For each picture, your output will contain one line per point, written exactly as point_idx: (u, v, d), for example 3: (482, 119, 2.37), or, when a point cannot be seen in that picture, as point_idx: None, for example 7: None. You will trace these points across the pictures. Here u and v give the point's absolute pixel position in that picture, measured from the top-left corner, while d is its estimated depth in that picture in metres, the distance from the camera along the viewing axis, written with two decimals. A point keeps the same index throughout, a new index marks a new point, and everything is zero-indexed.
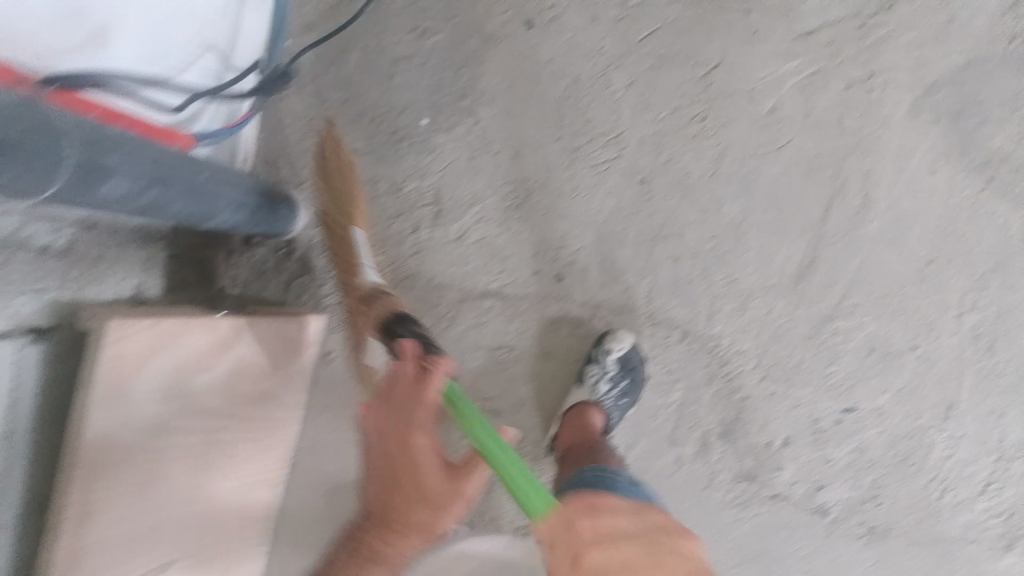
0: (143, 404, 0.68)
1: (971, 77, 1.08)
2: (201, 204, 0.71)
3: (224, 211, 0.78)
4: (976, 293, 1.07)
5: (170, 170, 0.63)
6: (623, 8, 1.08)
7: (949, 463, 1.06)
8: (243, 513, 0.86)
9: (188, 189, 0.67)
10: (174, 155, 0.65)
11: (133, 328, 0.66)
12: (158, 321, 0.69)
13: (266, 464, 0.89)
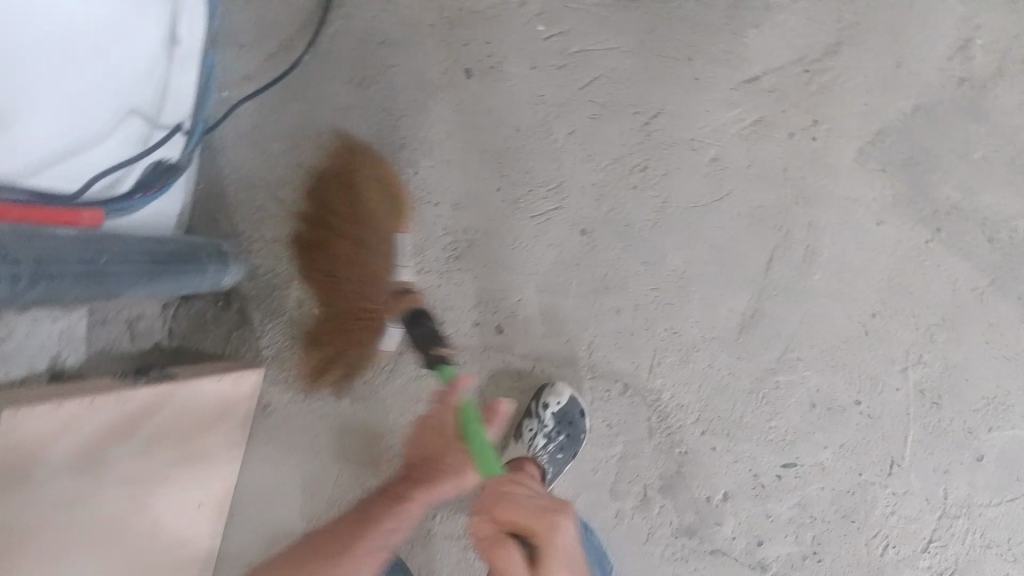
0: (42, 485, 0.79)
1: (920, 124, 1.07)
2: (105, 290, 0.78)
3: (137, 284, 0.83)
4: (922, 346, 1.07)
5: (57, 265, 0.68)
6: (563, 56, 1.07)
7: (892, 519, 1.07)
8: (178, 541, 0.98)
9: (85, 280, 0.73)
10: (54, 246, 0.68)
11: (23, 421, 0.76)
12: (53, 411, 0.78)
13: (198, 499, 1.00)
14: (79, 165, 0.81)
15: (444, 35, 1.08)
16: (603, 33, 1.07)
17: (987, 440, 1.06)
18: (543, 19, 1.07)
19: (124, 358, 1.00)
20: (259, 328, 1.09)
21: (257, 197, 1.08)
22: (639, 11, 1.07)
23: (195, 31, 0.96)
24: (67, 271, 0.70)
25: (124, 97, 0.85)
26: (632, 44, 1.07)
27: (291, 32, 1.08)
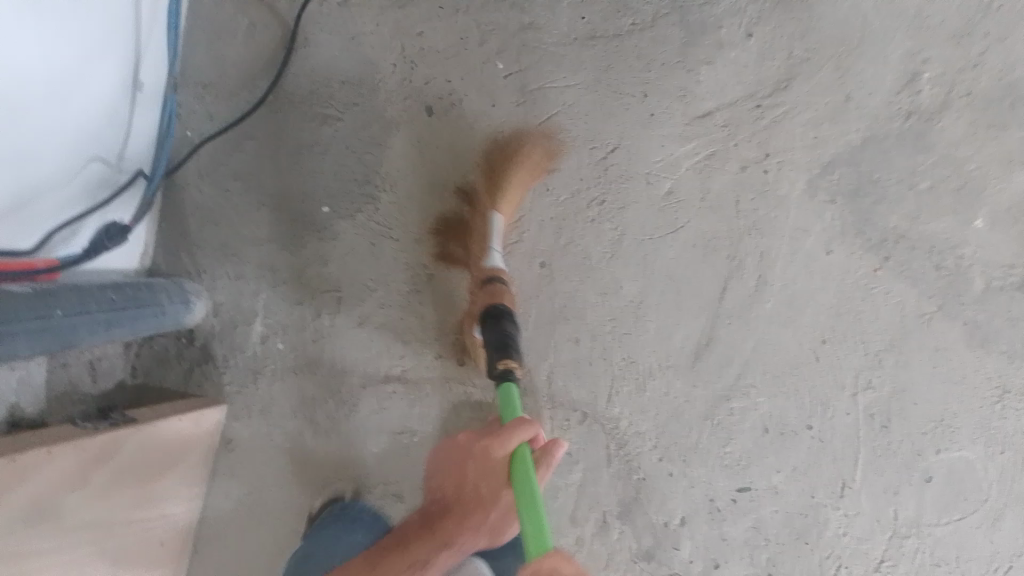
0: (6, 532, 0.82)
1: (868, 156, 1.09)
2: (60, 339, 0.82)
3: (91, 334, 0.87)
4: (870, 371, 1.10)
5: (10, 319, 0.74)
6: (523, 93, 1.10)
7: (845, 541, 1.10)
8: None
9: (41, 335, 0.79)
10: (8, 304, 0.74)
11: None
12: (15, 459, 0.83)
13: (158, 537, 1.03)
14: (41, 216, 0.86)
15: (405, 74, 1.10)
16: (560, 70, 1.10)
17: (937, 461, 1.09)
18: (502, 57, 1.10)
19: (86, 399, 1.06)
20: (221, 363, 1.12)
21: (223, 234, 1.12)
22: (595, 48, 1.10)
23: (151, 82, 1.00)
24: (19, 330, 0.75)
25: (87, 146, 0.89)
26: (589, 80, 1.10)
27: (256, 73, 1.11)
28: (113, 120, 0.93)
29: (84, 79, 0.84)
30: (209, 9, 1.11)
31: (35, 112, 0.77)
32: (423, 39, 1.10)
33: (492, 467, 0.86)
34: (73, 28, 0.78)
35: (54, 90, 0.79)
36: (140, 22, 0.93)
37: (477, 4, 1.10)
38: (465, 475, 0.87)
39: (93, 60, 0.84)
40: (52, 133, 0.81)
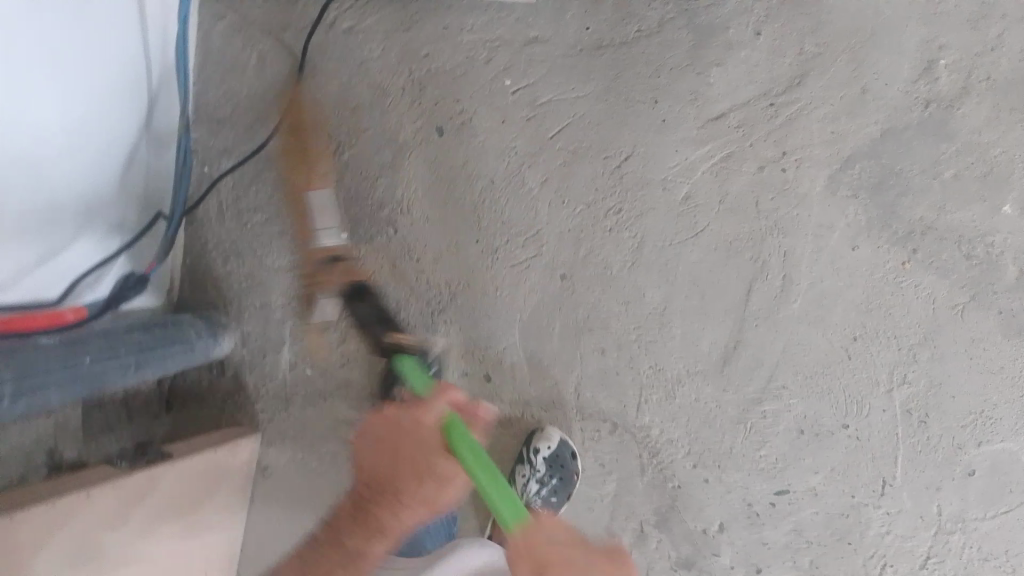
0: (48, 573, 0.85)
1: (888, 149, 1.08)
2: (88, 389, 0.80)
3: (126, 378, 0.85)
4: (905, 366, 1.08)
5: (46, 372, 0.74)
6: (533, 107, 1.10)
7: (888, 539, 1.08)
8: None
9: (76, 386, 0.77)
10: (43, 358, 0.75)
11: (24, 515, 0.82)
12: (53, 504, 0.84)
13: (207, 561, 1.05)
14: (64, 266, 0.87)
15: (416, 95, 1.11)
16: (569, 82, 1.10)
17: (979, 454, 1.07)
18: (510, 73, 1.10)
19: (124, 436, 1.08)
20: (252, 393, 1.12)
21: (245, 265, 1.12)
22: (603, 57, 1.09)
23: (162, 122, 1.01)
24: (50, 381, 0.74)
25: (106, 190, 0.90)
26: (599, 89, 1.09)
27: (269, 104, 1.12)
28: (128, 162, 0.95)
29: (102, 123, 0.85)
30: (216, 42, 1.11)
31: (68, 173, 0.81)
32: (430, 59, 1.10)
33: (423, 441, 0.76)
34: (90, 77, 0.80)
35: (75, 138, 0.80)
36: (151, 65, 0.94)
37: (482, 21, 1.10)
38: (397, 453, 0.76)
39: (108, 105, 0.86)
40: (72, 180, 0.82)
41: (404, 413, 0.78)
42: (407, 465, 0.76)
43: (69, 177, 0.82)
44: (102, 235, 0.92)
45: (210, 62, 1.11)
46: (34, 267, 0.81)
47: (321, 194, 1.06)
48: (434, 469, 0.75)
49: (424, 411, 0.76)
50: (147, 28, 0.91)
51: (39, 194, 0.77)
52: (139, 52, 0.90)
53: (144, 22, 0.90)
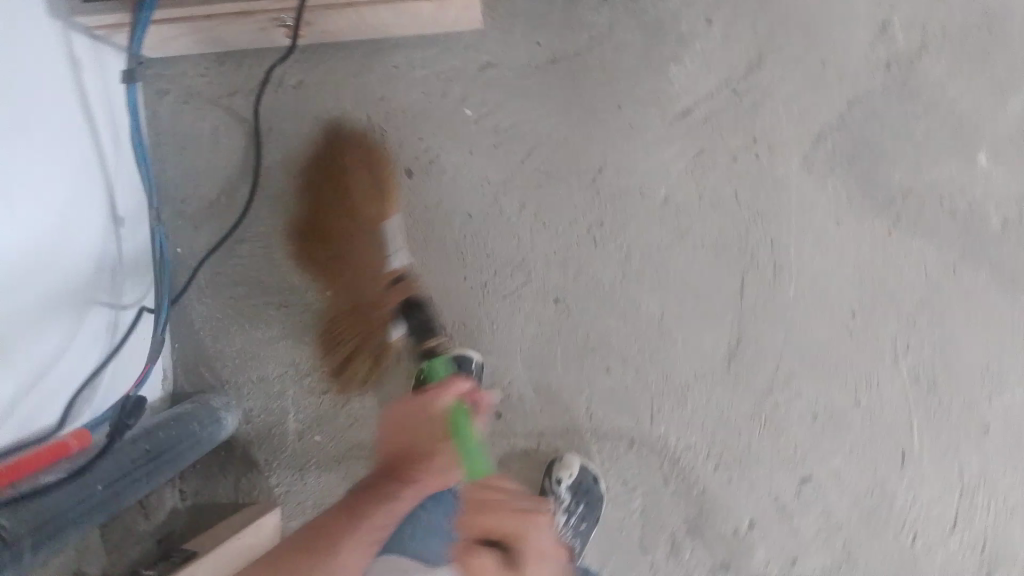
0: None
1: (857, 119, 1.07)
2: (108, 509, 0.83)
3: (141, 487, 0.88)
4: (907, 334, 1.08)
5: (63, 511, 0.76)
6: (497, 133, 1.08)
7: (915, 508, 1.09)
8: None
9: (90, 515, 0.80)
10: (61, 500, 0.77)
11: None
12: None
13: None
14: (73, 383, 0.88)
15: (377, 140, 1.08)
16: (530, 103, 1.07)
17: (991, 409, 1.08)
18: (468, 102, 1.07)
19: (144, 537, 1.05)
20: (267, 469, 1.10)
21: (236, 342, 1.10)
22: (559, 71, 1.07)
23: (129, 210, 1.00)
24: (68, 523, 0.77)
25: (84, 299, 0.89)
26: (560, 104, 1.07)
27: (231, 175, 1.09)
28: (102, 265, 0.93)
29: (63, 230, 0.84)
30: (167, 122, 1.08)
31: (45, 300, 0.81)
32: (386, 101, 1.08)
33: (433, 422, 0.73)
34: (36, 189, 0.79)
35: (39, 251, 0.79)
36: (103, 164, 0.94)
37: (431, 54, 1.07)
38: (406, 428, 0.74)
39: (64, 216, 0.85)
40: (47, 296, 0.81)
41: (419, 395, 0.75)
42: (417, 446, 0.74)
43: (42, 292, 0.80)
44: (98, 340, 0.93)
45: (164, 140, 1.09)
46: (30, 394, 0.79)
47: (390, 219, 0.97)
48: (435, 457, 0.73)
49: (444, 390, 0.73)
50: (88, 129, 0.91)
51: (17, 312, 0.75)
52: (82, 153, 0.89)
53: (82, 122, 0.89)
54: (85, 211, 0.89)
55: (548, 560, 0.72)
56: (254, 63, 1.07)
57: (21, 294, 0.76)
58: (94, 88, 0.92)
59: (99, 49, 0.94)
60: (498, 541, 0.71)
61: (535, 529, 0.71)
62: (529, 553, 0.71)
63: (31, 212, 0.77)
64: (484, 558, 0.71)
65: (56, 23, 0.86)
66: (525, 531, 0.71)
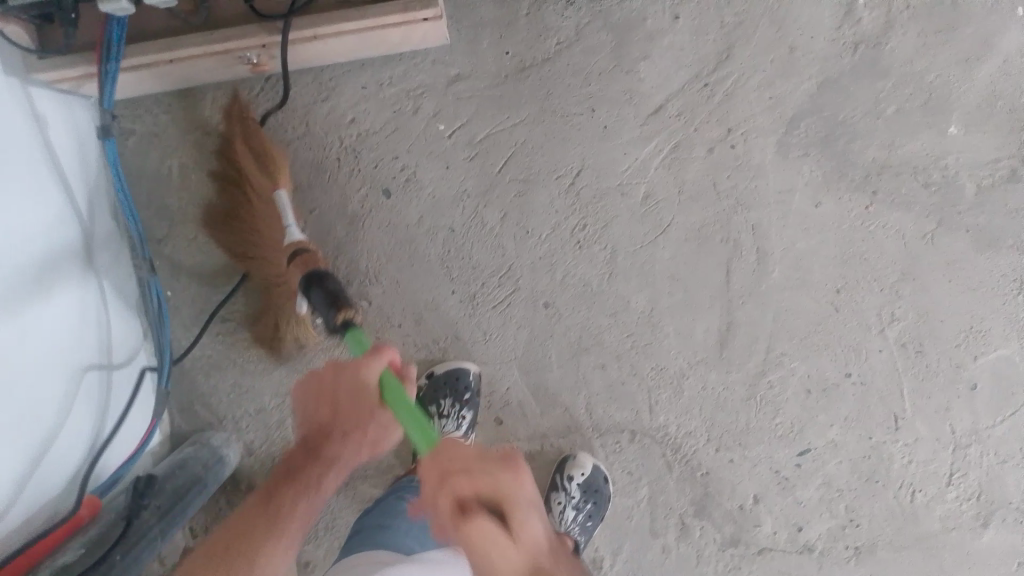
0: None
1: (829, 98, 1.07)
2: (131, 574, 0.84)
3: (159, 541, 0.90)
4: (892, 305, 1.10)
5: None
6: (473, 146, 1.08)
7: (912, 468, 1.12)
8: None
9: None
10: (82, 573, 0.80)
11: None
12: None
13: None
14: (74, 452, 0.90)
15: (354, 164, 1.08)
16: (502, 113, 1.07)
17: (978, 367, 1.10)
18: (442, 117, 1.07)
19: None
20: None
21: (232, 376, 1.10)
22: (529, 79, 1.07)
23: (109, 262, 1.00)
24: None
25: (78, 364, 0.90)
26: (533, 112, 1.07)
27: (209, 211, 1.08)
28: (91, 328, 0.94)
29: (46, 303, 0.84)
30: (134, 162, 1.07)
31: (44, 379, 0.83)
32: (357, 124, 1.07)
33: (363, 388, 0.76)
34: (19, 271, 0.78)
35: (28, 332, 0.79)
36: (79, 221, 0.93)
37: (400, 72, 1.06)
38: (339, 394, 0.78)
39: (52, 289, 0.85)
40: (39, 376, 0.81)
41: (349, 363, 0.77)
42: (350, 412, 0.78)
43: (36, 370, 0.81)
44: (95, 400, 0.94)
45: (136, 181, 1.07)
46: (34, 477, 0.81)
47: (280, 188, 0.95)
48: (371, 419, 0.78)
49: (368, 362, 0.75)
50: (60, 188, 0.90)
51: (14, 405, 0.76)
52: (58, 219, 0.89)
53: (55, 187, 0.89)
54: (70, 276, 0.90)
55: (536, 510, 0.61)
56: (218, 94, 1.06)
57: (12, 385, 0.76)
58: (64, 148, 0.91)
59: (68, 105, 0.93)
60: (486, 501, 0.60)
61: (516, 476, 0.60)
62: (520, 507, 0.60)
63: (17, 299, 0.77)
64: (478, 523, 0.58)
65: (14, 83, 0.83)
66: (503, 479, 0.60)
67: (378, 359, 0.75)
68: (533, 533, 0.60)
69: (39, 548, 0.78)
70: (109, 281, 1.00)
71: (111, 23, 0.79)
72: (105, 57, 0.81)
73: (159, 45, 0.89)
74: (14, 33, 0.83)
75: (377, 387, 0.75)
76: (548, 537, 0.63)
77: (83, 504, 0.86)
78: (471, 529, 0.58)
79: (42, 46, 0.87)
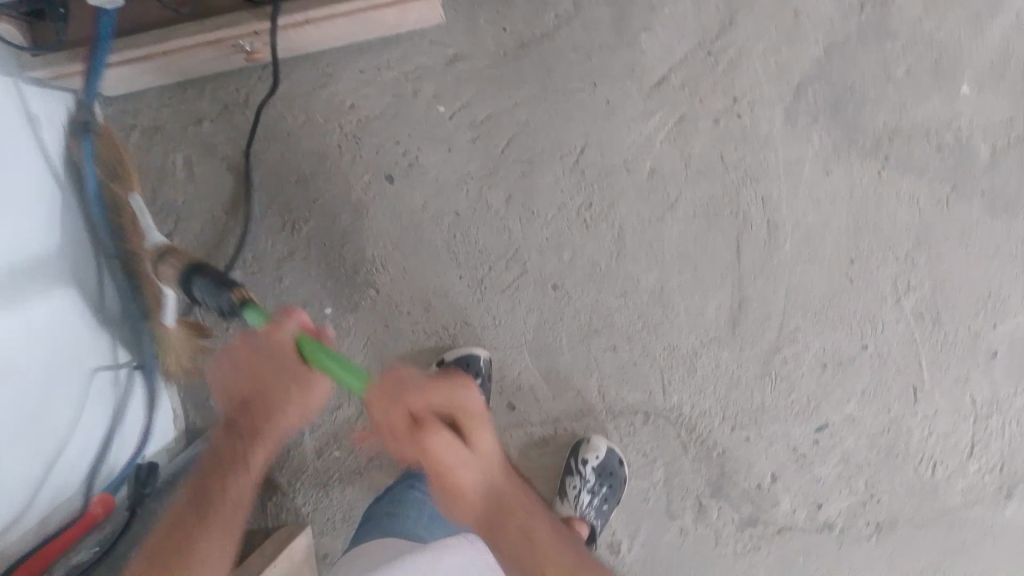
0: None
1: (836, 66, 1.05)
2: None
3: None
4: (907, 275, 1.07)
5: None
6: (475, 127, 1.06)
7: (932, 441, 1.10)
8: None
9: None
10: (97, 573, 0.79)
11: None
12: None
13: None
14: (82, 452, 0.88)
15: (354, 150, 1.06)
16: (503, 93, 1.05)
17: (997, 335, 1.08)
18: (442, 99, 1.05)
19: None
20: (291, 489, 1.11)
21: None
22: (529, 57, 1.05)
23: None
24: None
25: (83, 366, 0.89)
26: (535, 91, 1.05)
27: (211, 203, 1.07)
28: (95, 328, 0.93)
29: (46, 306, 0.82)
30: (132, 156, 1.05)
31: (47, 380, 0.81)
32: (356, 109, 1.06)
33: (278, 351, 0.70)
34: (16, 274, 0.77)
35: (27, 331, 0.77)
36: (75, 217, 0.91)
37: (397, 55, 1.05)
38: (256, 368, 0.70)
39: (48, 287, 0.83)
40: (43, 379, 0.80)
41: (257, 333, 0.70)
42: (274, 381, 0.71)
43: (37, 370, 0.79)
44: (103, 399, 0.93)
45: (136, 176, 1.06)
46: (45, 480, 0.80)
47: (133, 191, 0.91)
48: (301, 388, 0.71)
49: (275, 327, 0.70)
50: (53, 183, 0.88)
51: (13, 407, 0.74)
52: (56, 219, 0.88)
53: (51, 187, 0.88)
54: (68, 274, 0.88)
55: (485, 425, 0.61)
56: (215, 84, 1.05)
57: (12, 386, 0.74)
58: (59, 146, 0.90)
59: (61, 102, 0.92)
60: (441, 414, 0.60)
61: (469, 388, 0.60)
62: (471, 418, 0.60)
63: (12, 299, 0.75)
64: (437, 433, 0.58)
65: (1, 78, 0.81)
66: (460, 397, 0.59)
67: (288, 318, 0.71)
68: (487, 444, 0.61)
69: (56, 548, 0.78)
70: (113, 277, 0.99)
71: (101, 15, 0.77)
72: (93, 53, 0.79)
73: (155, 35, 0.88)
74: (6, 32, 0.82)
75: (296, 350, 0.71)
76: (498, 457, 0.62)
77: (95, 502, 0.85)
78: (430, 440, 0.58)
79: (35, 45, 0.85)
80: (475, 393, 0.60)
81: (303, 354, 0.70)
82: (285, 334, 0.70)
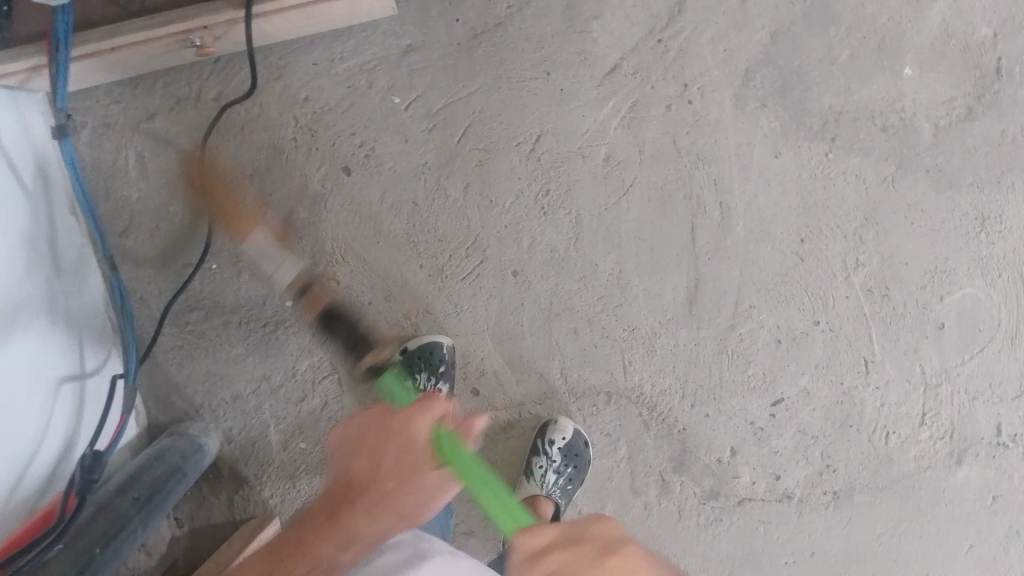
0: None
1: (783, 49, 1.08)
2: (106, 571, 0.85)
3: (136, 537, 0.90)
4: (855, 252, 1.10)
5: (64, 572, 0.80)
6: (431, 118, 1.08)
7: (884, 410, 1.13)
8: None
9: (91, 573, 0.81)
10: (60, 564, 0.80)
11: None
12: None
13: None
14: (49, 453, 0.90)
15: (311, 144, 1.08)
16: (457, 83, 1.07)
17: (944, 307, 1.11)
18: (397, 90, 1.07)
19: None
20: (256, 483, 1.11)
21: (204, 365, 1.10)
22: (481, 47, 1.07)
23: (76, 259, 1.00)
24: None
25: (49, 372, 0.90)
26: (489, 80, 1.08)
27: (167, 199, 1.08)
28: (62, 336, 0.93)
29: (18, 315, 0.83)
30: (87, 153, 1.06)
31: (18, 381, 0.83)
32: (311, 102, 1.07)
33: (410, 447, 0.62)
34: None
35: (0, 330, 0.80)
36: (40, 220, 0.93)
37: (350, 46, 1.07)
38: (381, 455, 0.63)
39: (20, 288, 0.85)
40: (10, 386, 0.81)
41: (396, 412, 0.64)
42: (392, 475, 0.62)
43: (9, 371, 0.81)
44: (72, 401, 0.95)
45: (92, 173, 1.06)
46: (8, 480, 0.81)
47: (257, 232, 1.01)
48: (422, 487, 0.62)
49: (419, 414, 0.63)
50: (19, 187, 0.89)
51: None
52: (20, 218, 0.88)
53: (16, 190, 0.88)
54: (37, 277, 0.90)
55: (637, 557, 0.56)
56: (169, 80, 1.06)
57: None
58: (19, 147, 0.91)
59: (18, 101, 0.93)
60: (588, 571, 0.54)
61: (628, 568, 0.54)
62: None
63: None
64: None
65: None
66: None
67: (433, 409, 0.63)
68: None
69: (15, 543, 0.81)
70: (79, 277, 1.00)
71: (59, 14, 0.81)
72: (56, 47, 0.83)
73: (101, 31, 0.92)
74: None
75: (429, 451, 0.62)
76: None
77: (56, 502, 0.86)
78: None
79: None
80: (626, 551, 0.55)
81: (441, 458, 0.61)
82: (422, 428, 0.63)
